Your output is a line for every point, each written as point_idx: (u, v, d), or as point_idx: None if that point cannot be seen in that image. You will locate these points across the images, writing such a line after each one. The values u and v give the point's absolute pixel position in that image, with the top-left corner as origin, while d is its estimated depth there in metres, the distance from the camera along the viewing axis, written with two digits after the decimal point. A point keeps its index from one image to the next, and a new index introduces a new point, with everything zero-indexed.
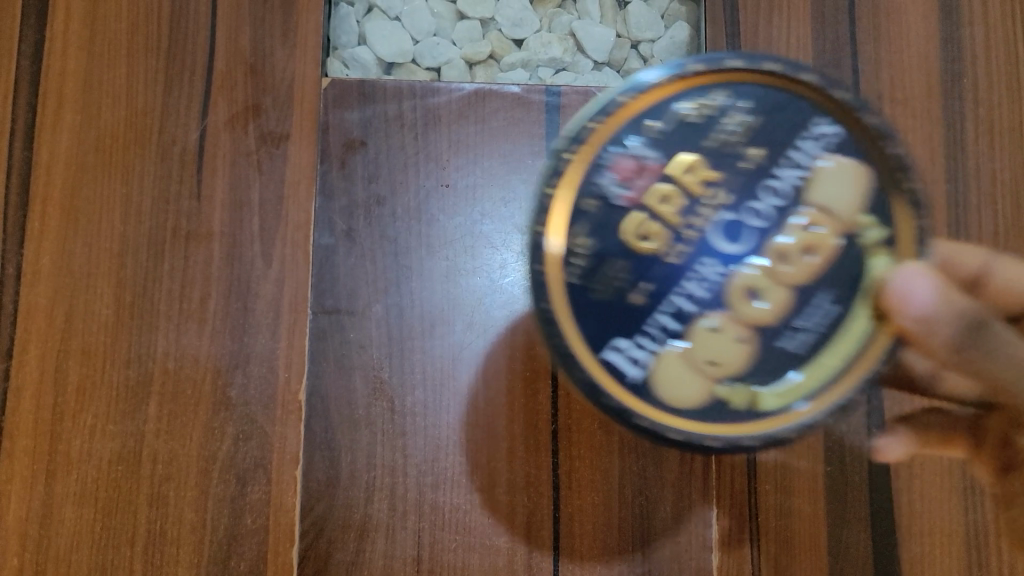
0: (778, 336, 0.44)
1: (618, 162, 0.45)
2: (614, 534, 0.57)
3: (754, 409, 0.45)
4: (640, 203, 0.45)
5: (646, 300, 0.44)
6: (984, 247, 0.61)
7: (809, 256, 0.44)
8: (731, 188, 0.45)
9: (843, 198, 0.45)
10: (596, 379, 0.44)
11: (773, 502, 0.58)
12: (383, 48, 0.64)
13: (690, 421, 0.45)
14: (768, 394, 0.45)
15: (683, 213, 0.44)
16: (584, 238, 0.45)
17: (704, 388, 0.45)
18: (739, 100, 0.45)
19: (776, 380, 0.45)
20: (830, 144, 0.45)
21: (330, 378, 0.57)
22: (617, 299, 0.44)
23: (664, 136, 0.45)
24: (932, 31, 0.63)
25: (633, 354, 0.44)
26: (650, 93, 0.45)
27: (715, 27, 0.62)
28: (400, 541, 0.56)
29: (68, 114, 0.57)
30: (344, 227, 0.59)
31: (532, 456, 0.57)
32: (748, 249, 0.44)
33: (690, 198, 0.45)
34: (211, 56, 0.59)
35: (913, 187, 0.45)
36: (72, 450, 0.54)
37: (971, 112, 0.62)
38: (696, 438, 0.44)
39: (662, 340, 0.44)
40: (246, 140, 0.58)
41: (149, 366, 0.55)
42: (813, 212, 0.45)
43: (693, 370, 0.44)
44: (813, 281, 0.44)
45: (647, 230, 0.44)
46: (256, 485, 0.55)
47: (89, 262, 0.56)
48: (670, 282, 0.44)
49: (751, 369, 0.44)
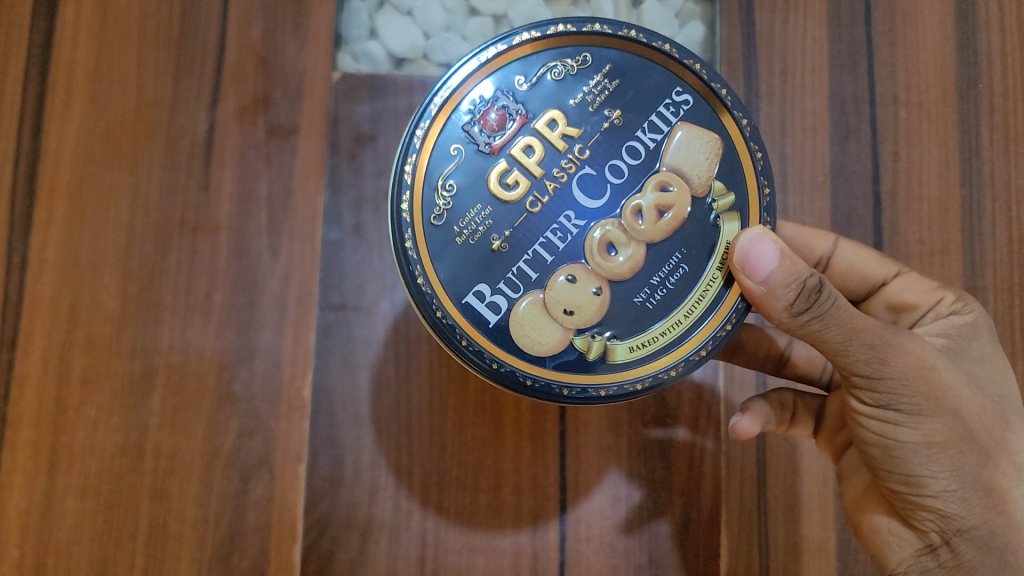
0: (625, 291, 0.44)
1: (484, 110, 0.45)
2: (621, 538, 0.56)
3: (607, 361, 0.44)
4: (502, 152, 0.44)
5: (500, 247, 0.44)
6: (997, 254, 0.60)
7: (663, 215, 0.45)
8: (595, 144, 0.45)
9: (692, 162, 0.46)
10: (453, 321, 0.43)
11: (782, 509, 0.57)
12: (394, 43, 0.61)
13: (531, 367, 0.43)
14: (624, 347, 0.44)
15: (542, 165, 0.44)
16: (449, 182, 0.44)
17: (558, 337, 0.44)
18: (608, 60, 0.46)
19: (630, 332, 0.44)
20: (687, 110, 0.46)
21: (335, 374, 0.56)
22: (478, 245, 0.44)
23: (530, 89, 0.45)
24: (949, 35, 0.62)
25: (482, 299, 0.43)
26: (528, 45, 0.45)
27: (731, 27, 0.61)
28: (404, 541, 0.55)
29: (77, 103, 0.57)
30: (353, 221, 0.58)
31: (539, 456, 0.57)
32: (605, 204, 0.44)
33: (548, 151, 0.45)
34: (221, 47, 0.58)
35: (762, 156, 0.46)
36: (74, 442, 0.54)
37: (988, 117, 0.61)
38: (543, 384, 0.43)
39: (512, 288, 0.44)
40: (255, 133, 0.58)
41: (154, 358, 0.55)
42: (663, 174, 0.45)
43: (538, 318, 0.44)
44: (664, 239, 0.45)
45: (509, 180, 0.44)
46: (259, 481, 0.55)
47: (95, 253, 0.55)
48: (524, 232, 0.44)
49: (605, 321, 0.44)
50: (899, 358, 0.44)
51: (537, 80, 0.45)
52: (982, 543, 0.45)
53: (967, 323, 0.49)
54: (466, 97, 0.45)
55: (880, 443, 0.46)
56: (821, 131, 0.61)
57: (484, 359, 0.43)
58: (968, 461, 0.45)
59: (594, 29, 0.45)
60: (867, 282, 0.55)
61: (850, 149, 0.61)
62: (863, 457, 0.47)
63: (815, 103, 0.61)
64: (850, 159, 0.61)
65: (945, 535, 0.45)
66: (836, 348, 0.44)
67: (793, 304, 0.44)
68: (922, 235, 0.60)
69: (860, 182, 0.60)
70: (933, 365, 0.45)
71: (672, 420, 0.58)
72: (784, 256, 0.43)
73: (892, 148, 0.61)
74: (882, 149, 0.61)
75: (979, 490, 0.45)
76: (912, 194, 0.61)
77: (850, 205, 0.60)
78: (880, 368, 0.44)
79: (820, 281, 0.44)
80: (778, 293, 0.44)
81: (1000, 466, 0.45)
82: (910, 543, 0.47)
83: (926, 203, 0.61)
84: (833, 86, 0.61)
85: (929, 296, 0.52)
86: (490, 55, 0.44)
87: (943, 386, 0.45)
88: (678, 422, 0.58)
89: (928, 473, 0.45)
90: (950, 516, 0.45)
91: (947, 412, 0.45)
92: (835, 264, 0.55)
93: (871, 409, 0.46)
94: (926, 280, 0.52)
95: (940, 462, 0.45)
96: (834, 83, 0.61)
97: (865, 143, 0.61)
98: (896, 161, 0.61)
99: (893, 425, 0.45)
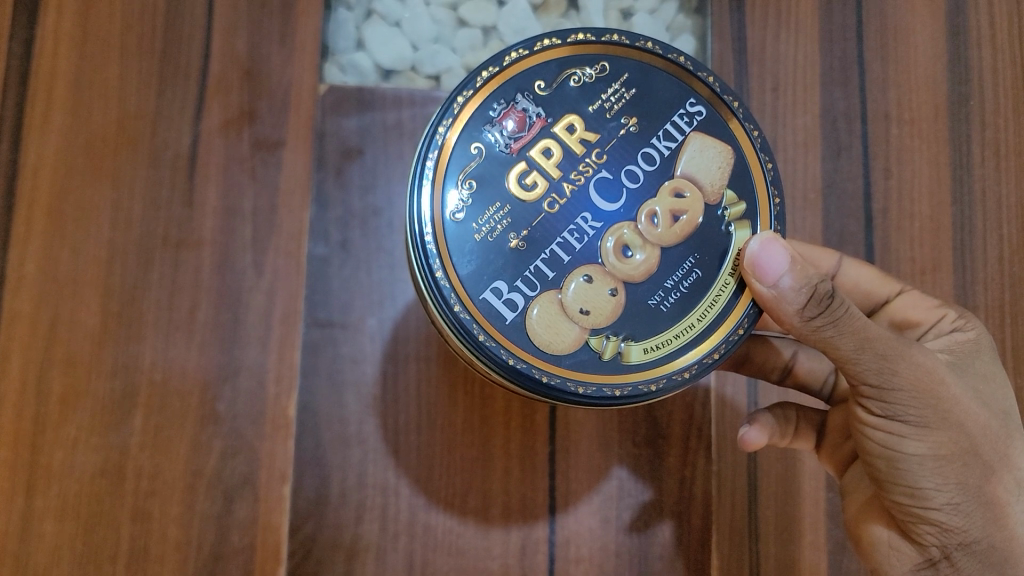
0: (642, 293, 0.44)
1: (506, 112, 0.44)
2: (610, 559, 0.56)
3: (623, 363, 0.43)
4: (522, 153, 0.44)
5: (518, 246, 0.43)
6: (987, 273, 0.60)
7: (677, 219, 0.44)
8: (612, 148, 0.44)
9: (706, 170, 0.45)
10: (470, 317, 0.42)
11: (773, 530, 0.57)
12: (381, 54, 0.61)
13: (547, 365, 0.42)
14: (640, 349, 0.43)
15: (560, 168, 0.44)
16: (469, 182, 0.43)
17: (574, 337, 0.43)
18: (626, 69, 0.45)
19: (646, 334, 0.43)
20: (700, 120, 0.46)
21: (321, 393, 0.55)
22: (497, 243, 0.43)
23: (551, 93, 0.44)
24: (940, 52, 0.62)
25: (499, 297, 0.42)
26: (549, 50, 0.45)
27: (723, 42, 0.61)
28: (391, 563, 0.54)
29: (57, 114, 0.55)
30: (339, 238, 0.57)
31: (529, 478, 0.56)
32: (619, 208, 0.44)
33: (567, 154, 0.44)
34: (205, 59, 0.57)
35: (772, 166, 0.46)
36: (54, 463, 0.52)
37: (978, 135, 0.61)
38: (558, 382, 0.42)
39: (528, 287, 0.43)
40: (240, 147, 0.57)
41: (136, 377, 0.54)
42: (677, 181, 0.45)
43: (554, 319, 0.43)
44: (679, 242, 0.44)
45: (528, 182, 0.43)
46: (243, 502, 0.53)
47: (76, 268, 0.54)
48: (542, 235, 0.43)
49: (621, 322, 0.43)
50: (909, 370, 0.44)
51: (557, 84, 0.45)
52: (982, 557, 0.45)
53: (970, 340, 0.49)
54: (488, 97, 0.44)
55: (885, 454, 0.45)
56: (813, 147, 0.60)
57: (501, 354, 0.42)
58: (972, 475, 0.45)
59: (612, 39, 0.45)
60: (868, 300, 0.54)
61: (841, 166, 0.60)
62: (867, 468, 0.47)
63: (806, 119, 0.60)
64: (841, 176, 0.60)
65: (945, 549, 0.45)
66: (846, 356, 0.44)
67: (804, 308, 0.43)
68: (914, 253, 0.60)
69: (852, 200, 0.60)
70: (942, 378, 0.44)
71: (663, 441, 0.57)
72: (793, 261, 0.42)
73: (883, 165, 0.61)
74: (874, 166, 0.60)
75: (981, 505, 0.45)
76: (904, 211, 0.60)
77: (841, 222, 0.60)
78: (889, 379, 0.44)
79: (832, 287, 0.43)
80: (788, 297, 0.43)
81: (1003, 481, 0.45)
82: (909, 557, 0.47)
83: (918, 220, 0.60)
84: (824, 102, 0.61)
85: (931, 313, 0.51)
86: (512, 58, 0.44)
87: (951, 400, 0.44)
88: (669, 443, 0.57)
89: (933, 486, 0.44)
90: (952, 529, 0.45)
91: (953, 426, 0.44)
92: (839, 282, 0.54)
93: (878, 420, 0.45)
94: (928, 298, 0.52)
95: (944, 475, 0.44)
96: (825, 99, 0.61)
97: (856, 160, 0.60)
98: (887, 177, 0.60)
99: (899, 438, 0.45)
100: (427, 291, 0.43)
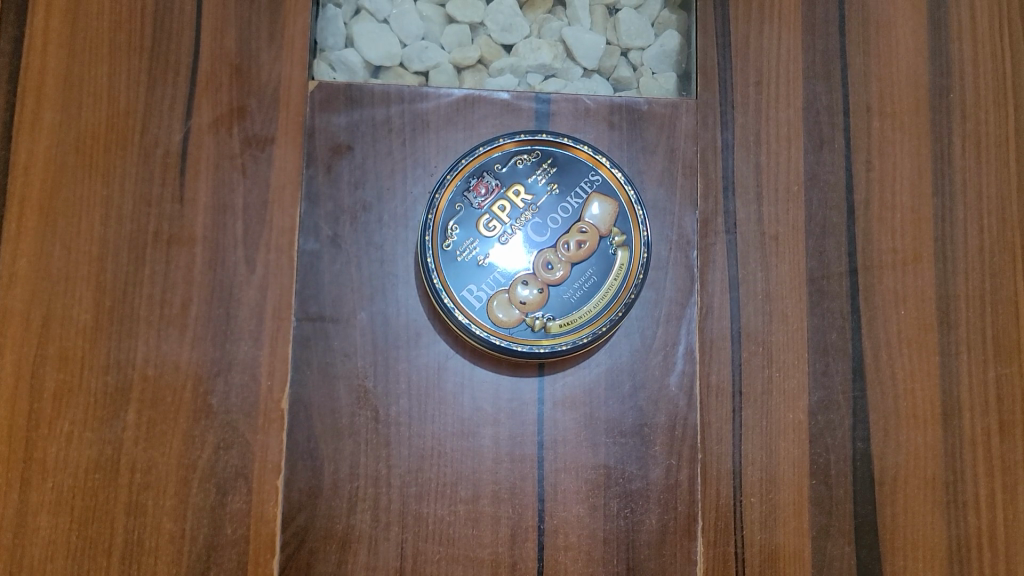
0: (560, 291, 0.57)
1: (476, 183, 0.57)
2: (599, 547, 0.56)
3: (545, 333, 0.56)
4: (487, 207, 0.57)
5: (483, 263, 0.56)
6: (968, 262, 0.61)
7: (581, 246, 0.57)
8: (543, 204, 0.58)
9: (602, 216, 0.58)
10: (453, 305, 0.55)
11: (758, 516, 0.57)
12: (370, 51, 0.61)
13: (498, 332, 0.55)
14: (557, 323, 0.56)
15: (510, 218, 0.57)
16: (453, 227, 0.57)
17: (514, 317, 0.56)
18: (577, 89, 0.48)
19: (563, 314, 0.56)
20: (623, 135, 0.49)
21: (313, 386, 0.56)
22: (468, 262, 0.56)
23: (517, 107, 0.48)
24: (921, 46, 0.63)
25: (473, 294, 0.56)
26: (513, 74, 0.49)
27: (707, 36, 0.62)
28: (383, 553, 0.55)
29: (48, 113, 0.56)
30: (330, 232, 0.57)
31: (518, 467, 0.56)
32: (546, 239, 0.57)
33: (514, 207, 0.58)
34: (195, 57, 0.58)
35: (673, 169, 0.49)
36: (48, 457, 0.53)
37: (959, 126, 0.62)
38: (505, 345, 0.55)
39: (488, 287, 0.56)
40: (231, 143, 0.57)
41: (129, 372, 0.54)
42: (582, 224, 0.58)
43: (504, 307, 0.56)
44: (584, 260, 0.57)
45: (490, 226, 0.57)
46: (237, 494, 0.54)
47: (68, 266, 0.55)
48: (500, 256, 0.57)
49: (547, 307, 0.56)
50: None
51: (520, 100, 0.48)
52: None
53: None
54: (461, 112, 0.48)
55: None
56: (796, 140, 0.61)
57: (473, 331, 0.55)
58: None
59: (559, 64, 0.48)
60: None
61: (824, 158, 0.61)
62: None
63: (789, 114, 0.61)
64: (824, 168, 0.61)
65: None
66: None
67: None
68: (895, 244, 0.61)
69: (835, 192, 0.61)
70: None
71: (649, 430, 0.58)
72: None
73: (865, 158, 0.61)
74: (856, 159, 0.61)
75: None
76: (885, 202, 0.61)
77: (824, 214, 0.61)
78: None
79: None
80: None
81: None
82: None
83: (900, 211, 0.61)
84: (807, 96, 0.61)
85: None
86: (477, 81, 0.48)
87: None
88: (655, 432, 0.58)
89: None
90: None
91: None
92: None
93: None
94: None
95: None
96: (808, 93, 0.61)
97: (839, 153, 0.61)
98: (870, 170, 0.61)
99: None
100: (429, 291, 0.56)
